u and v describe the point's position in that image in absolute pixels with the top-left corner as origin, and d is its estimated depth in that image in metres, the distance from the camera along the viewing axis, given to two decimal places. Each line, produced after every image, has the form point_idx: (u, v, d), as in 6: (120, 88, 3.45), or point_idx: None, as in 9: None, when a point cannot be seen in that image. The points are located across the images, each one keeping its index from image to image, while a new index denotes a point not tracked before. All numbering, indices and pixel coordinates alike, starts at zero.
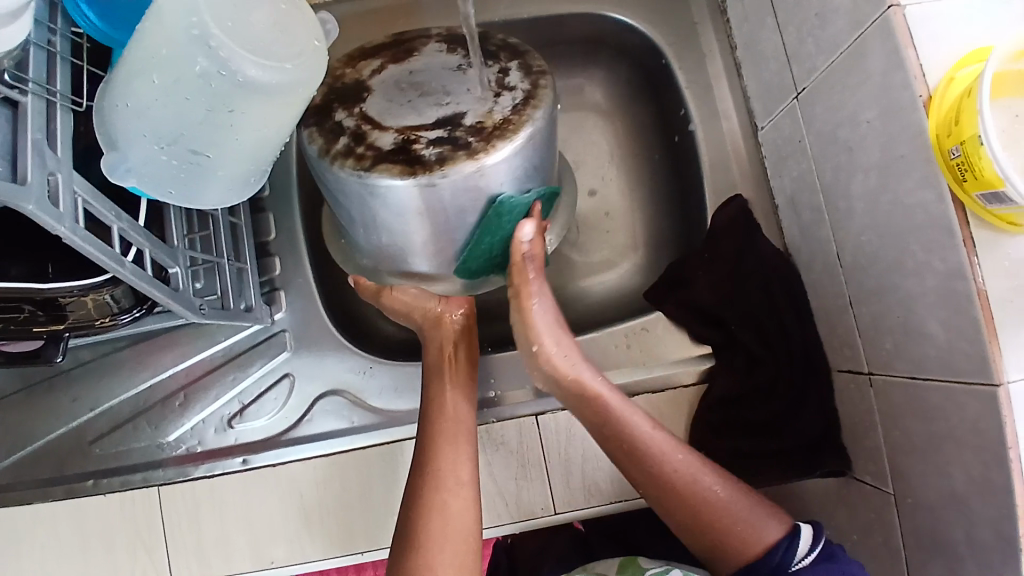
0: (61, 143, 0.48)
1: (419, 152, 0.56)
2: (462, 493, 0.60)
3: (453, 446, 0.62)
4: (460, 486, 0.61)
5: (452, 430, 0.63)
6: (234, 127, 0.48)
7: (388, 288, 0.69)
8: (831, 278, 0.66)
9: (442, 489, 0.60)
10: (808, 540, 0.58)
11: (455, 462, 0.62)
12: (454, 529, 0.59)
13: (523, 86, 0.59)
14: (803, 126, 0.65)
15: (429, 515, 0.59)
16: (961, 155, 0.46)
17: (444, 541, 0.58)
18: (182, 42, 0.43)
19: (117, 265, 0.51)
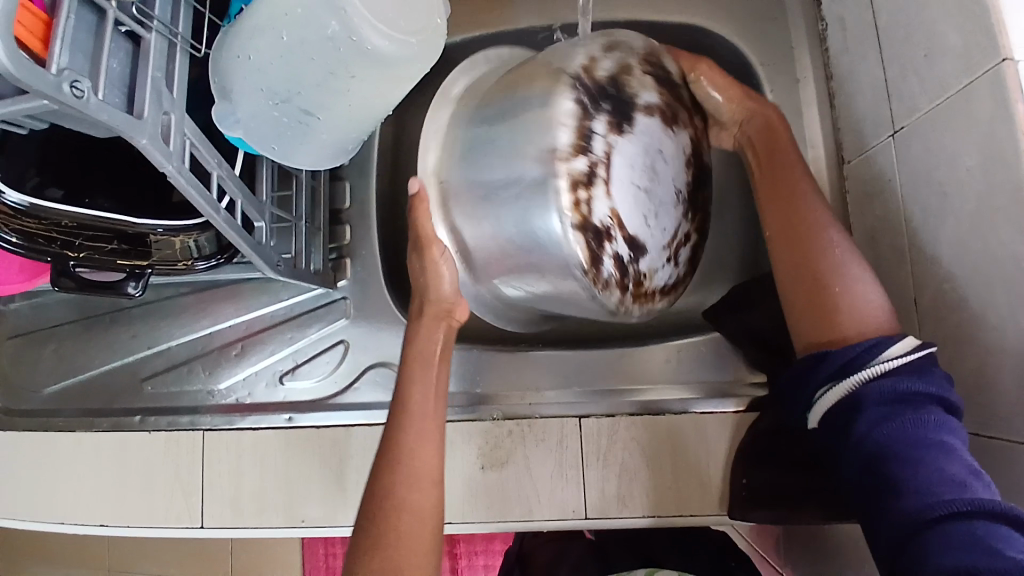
0: (177, 83, 0.49)
1: (603, 251, 0.55)
2: (429, 455, 0.55)
3: (424, 408, 0.57)
4: (426, 449, 0.55)
5: (425, 425, 0.56)
6: (348, 92, 0.49)
7: (439, 250, 0.61)
8: (903, 321, 0.64)
9: (408, 454, 0.55)
10: (905, 347, 0.51)
11: (423, 422, 0.57)
12: (416, 497, 0.53)
13: (678, 270, 0.64)
14: (895, 164, 0.64)
15: (399, 518, 0.51)
16: None
17: (408, 510, 0.52)
18: (314, 4, 0.44)
19: (213, 211, 0.53)
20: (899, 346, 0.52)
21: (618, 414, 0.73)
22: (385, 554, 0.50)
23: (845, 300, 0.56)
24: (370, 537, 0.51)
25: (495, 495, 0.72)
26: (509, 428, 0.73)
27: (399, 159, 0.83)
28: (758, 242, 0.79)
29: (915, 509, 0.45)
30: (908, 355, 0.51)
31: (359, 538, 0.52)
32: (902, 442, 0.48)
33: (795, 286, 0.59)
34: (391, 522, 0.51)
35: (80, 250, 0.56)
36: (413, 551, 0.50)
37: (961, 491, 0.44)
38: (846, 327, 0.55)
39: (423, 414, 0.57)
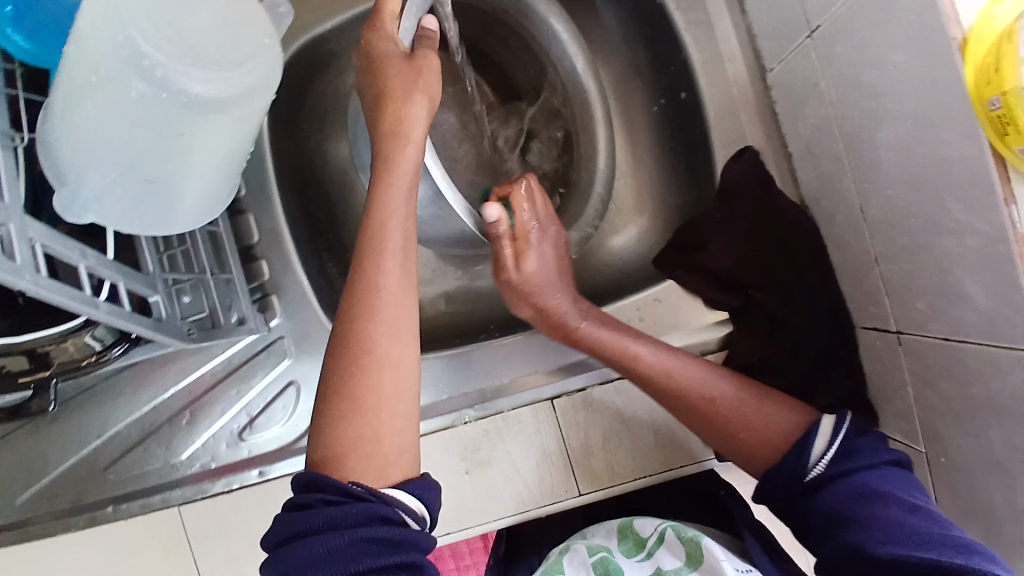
0: (7, 186, 0.43)
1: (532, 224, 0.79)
2: (402, 293, 0.53)
3: (394, 241, 0.53)
4: (397, 285, 0.53)
5: (390, 295, 0.52)
6: (190, 148, 0.43)
7: (377, 50, 0.58)
8: (854, 232, 0.61)
9: (381, 293, 0.52)
10: (825, 436, 0.57)
11: (396, 253, 0.53)
12: (390, 343, 0.51)
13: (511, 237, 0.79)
14: (818, 68, 0.59)
15: (358, 388, 0.49)
16: (1002, 106, 0.41)
17: (382, 356, 0.50)
18: (113, 66, 0.38)
19: (93, 309, 0.48)
20: (819, 440, 0.57)
21: (587, 388, 0.71)
22: (360, 408, 0.49)
23: (746, 425, 0.61)
24: (339, 388, 0.49)
25: (485, 495, 0.70)
26: (485, 428, 0.70)
27: (302, 172, 0.76)
28: (695, 172, 0.75)
29: (868, 535, 0.50)
30: (834, 424, 0.57)
31: (330, 399, 0.49)
32: (853, 492, 0.53)
33: (700, 422, 0.63)
34: (363, 372, 0.49)
35: None
36: (392, 401, 0.50)
37: (946, 529, 0.48)
38: (765, 445, 0.60)
39: (393, 248, 0.53)
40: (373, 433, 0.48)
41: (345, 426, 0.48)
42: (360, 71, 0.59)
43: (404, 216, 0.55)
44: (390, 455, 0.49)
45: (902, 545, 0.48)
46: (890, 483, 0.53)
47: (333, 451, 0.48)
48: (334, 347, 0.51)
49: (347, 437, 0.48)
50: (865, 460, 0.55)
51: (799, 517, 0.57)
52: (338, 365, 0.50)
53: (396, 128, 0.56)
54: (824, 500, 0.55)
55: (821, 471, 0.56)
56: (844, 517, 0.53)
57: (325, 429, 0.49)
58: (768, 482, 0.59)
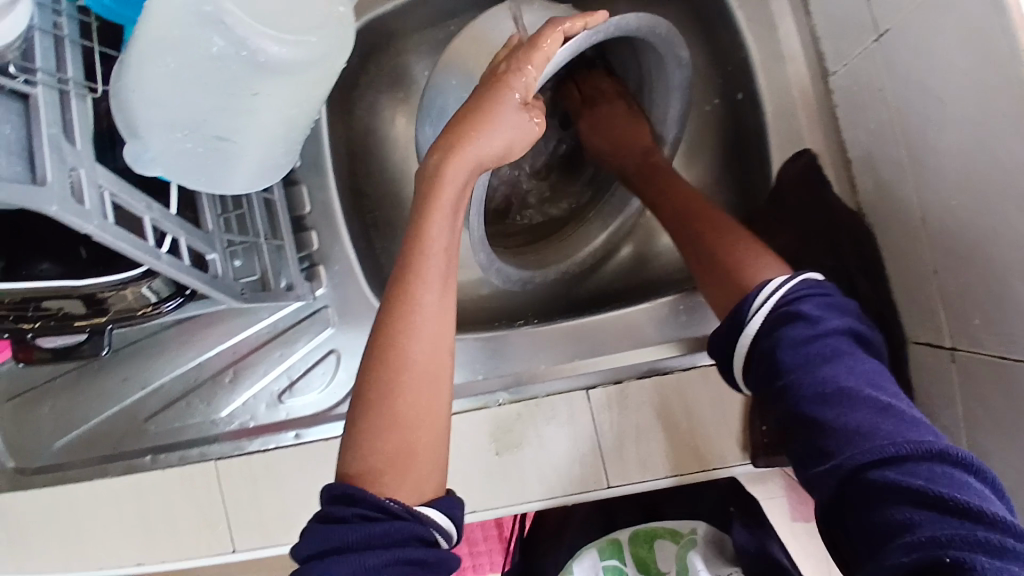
0: (79, 134, 0.45)
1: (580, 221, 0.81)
2: (443, 309, 0.53)
3: (437, 256, 0.53)
4: (438, 303, 0.53)
5: (429, 314, 0.52)
6: (260, 106, 0.45)
7: (506, 78, 0.54)
8: (910, 242, 0.59)
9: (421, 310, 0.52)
10: (764, 296, 0.53)
11: (434, 265, 0.53)
12: (426, 358, 0.52)
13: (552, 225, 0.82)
14: (884, 70, 0.57)
15: (394, 401, 0.51)
16: None
17: (417, 373, 0.52)
18: (194, 23, 0.40)
19: (154, 259, 0.50)
20: (763, 290, 0.53)
21: (625, 380, 0.70)
22: (396, 424, 0.51)
23: (727, 276, 0.58)
24: (375, 400, 0.51)
25: (512, 478, 0.71)
26: (517, 411, 0.71)
27: (356, 148, 0.78)
28: (748, 172, 0.74)
29: (853, 456, 0.44)
30: (788, 278, 0.53)
31: (366, 406, 0.51)
32: (836, 407, 0.46)
33: (707, 262, 0.60)
34: (398, 388, 0.51)
35: (35, 321, 0.52)
36: (425, 416, 0.51)
37: (920, 434, 0.44)
38: (733, 289, 0.57)
39: (436, 264, 0.53)
40: (407, 449, 0.51)
41: (383, 441, 0.50)
42: (483, 89, 0.56)
43: (450, 227, 0.54)
44: (423, 470, 0.52)
45: (895, 468, 0.42)
46: (846, 377, 0.47)
47: (370, 464, 0.50)
48: (372, 354, 0.52)
49: (383, 454, 0.50)
50: (821, 334, 0.50)
51: (771, 377, 0.50)
52: (376, 376, 0.51)
53: (474, 155, 0.54)
54: (797, 395, 0.48)
55: (764, 313, 0.52)
56: (819, 431, 0.46)
57: (360, 440, 0.51)
58: (721, 334, 0.56)
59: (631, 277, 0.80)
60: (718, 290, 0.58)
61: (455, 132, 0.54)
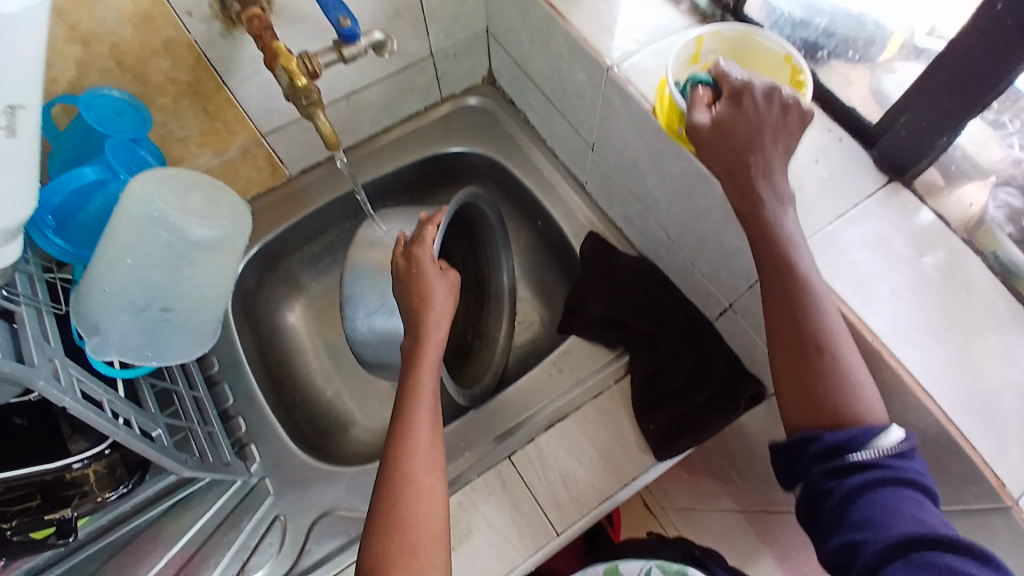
0: (52, 335, 0.60)
1: (478, 336, 1.01)
2: (431, 438, 0.70)
3: (427, 398, 0.72)
4: (429, 433, 0.70)
5: (424, 445, 0.69)
6: (192, 277, 0.63)
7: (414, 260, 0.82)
8: (673, 255, 0.85)
9: (417, 437, 0.69)
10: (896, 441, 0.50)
11: (426, 409, 0.72)
12: (423, 476, 0.67)
13: (461, 350, 1.01)
14: (606, 166, 0.89)
15: (403, 506, 0.65)
16: (685, 128, 0.67)
17: (419, 489, 0.66)
18: (143, 226, 0.59)
19: (114, 426, 0.60)
20: (886, 437, 0.50)
21: (536, 436, 0.83)
22: (409, 529, 0.63)
23: (820, 382, 0.53)
24: (388, 515, 0.64)
25: (472, 564, 0.76)
26: (459, 501, 0.80)
27: (266, 347, 0.94)
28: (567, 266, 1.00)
29: (885, 544, 0.46)
30: (891, 437, 0.50)
31: (379, 514, 0.65)
32: (879, 509, 0.47)
33: (797, 363, 0.54)
34: (405, 504, 0.65)
35: (12, 518, 0.58)
36: (427, 523, 0.64)
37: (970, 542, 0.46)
38: (827, 406, 0.52)
39: (426, 407, 0.72)
40: (409, 549, 0.62)
41: (392, 541, 0.63)
42: (404, 278, 0.82)
43: (433, 378, 0.75)
44: (426, 568, 0.62)
45: (911, 553, 0.45)
46: (905, 486, 0.48)
47: (379, 562, 0.62)
48: (382, 474, 0.68)
49: (394, 551, 0.62)
50: (900, 473, 0.49)
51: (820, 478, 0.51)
52: (386, 488, 0.66)
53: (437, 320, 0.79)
54: (869, 484, 0.49)
55: (869, 458, 0.49)
56: (850, 517, 0.48)
57: (374, 544, 0.63)
58: (807, 445, 0.52)
59: (526, 357, 1.01)
60: (829, 391, 0.52)
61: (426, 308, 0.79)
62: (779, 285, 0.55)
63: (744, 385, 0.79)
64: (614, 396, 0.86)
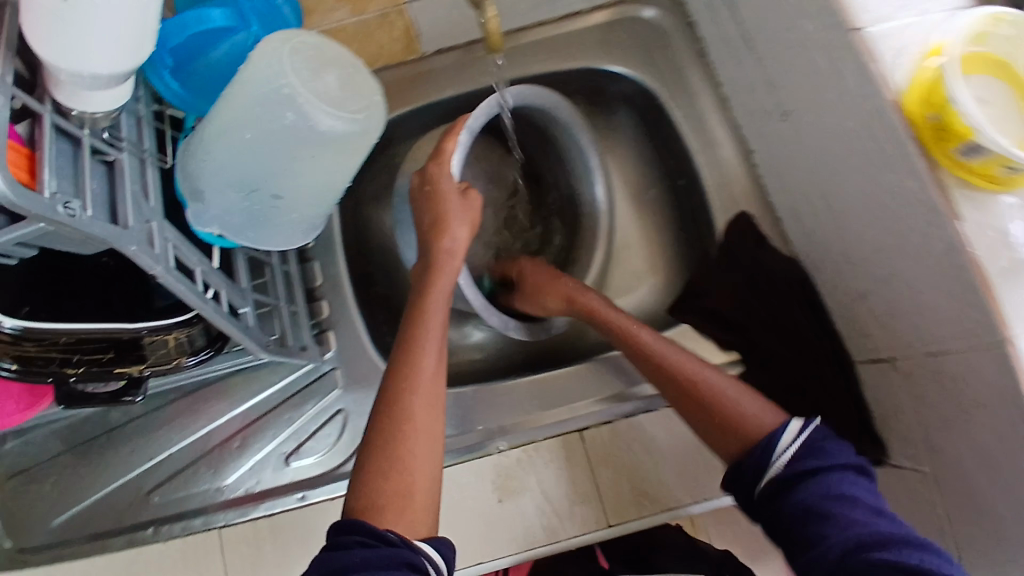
0: (152, 193, 0.55)
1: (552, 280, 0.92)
2: (435, 376, 0.62)
3: (434, 332, 0.65)
4: (433, 370, 0.63)
5: (427, 382, 0.62)
6: (309, 169, 0.56)
7: (431, 174, 0.73)
8: (840, 274, 0.71)
9: (420, 373, 0.62)
10: (795, 430, 0.59)
11: (433, 344, 0.64)
12: (422, 414, 0.60)
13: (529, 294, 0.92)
14: (795, 143, 0.73)
15: (396, 444, 0.57)
16: (939, 120, 0.53)
17: (418, 427, 0.59)
18: (269, 100, 0.51)
19: (202, 301, 0.57)
20: (787, 432, 0.59)
21: (615, 420, 0.76)
22: (400, 470, 0.56)
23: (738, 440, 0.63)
24: (380, 452, 0.57)
25: (514, 523, 0.73)
26: (518, 455, 0.75)
27: (360, 231, 0.88)
28: (702, 237, 0.87)
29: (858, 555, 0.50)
30: (802, 422, 0.60)
31: (371, 450, 0.58)
32: (854, 551, 0.50)
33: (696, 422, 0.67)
34: (402, 439, 0.58)
35: (79, 365, 0.57)
36: (423, 466, 0.57)
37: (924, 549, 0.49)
38: (731, 443, 0.64)
39: (433, 340, 0.64)
40: (403, 489, 0.56)
41: (385, 479, 0.56)
42: (423, 198, 0.74)
43: (440, 311, 0.67)
44: (418, 515, 0.55)
45: (881, 555, 0.49)
46: (844, 493, 0.55)
47: (372, 500, 0.55)
48: (378, 408, 0.60)
49: (384, 491, 0.55)
50: (832, 465, 0.57)
51: (786, 486, 0.57)
52: (381, 422, 0.59)
53: (450, 247, 0.71)
54: (808, 511, 0.54)
55: (789, 454, 0.58)
56: (815, 546, 0.53)
57: (365, 481, 0.56)
58: (734, 472, 0.62)
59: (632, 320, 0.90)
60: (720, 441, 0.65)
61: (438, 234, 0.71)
62: (682, 387, 0.69)
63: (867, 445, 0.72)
64: None
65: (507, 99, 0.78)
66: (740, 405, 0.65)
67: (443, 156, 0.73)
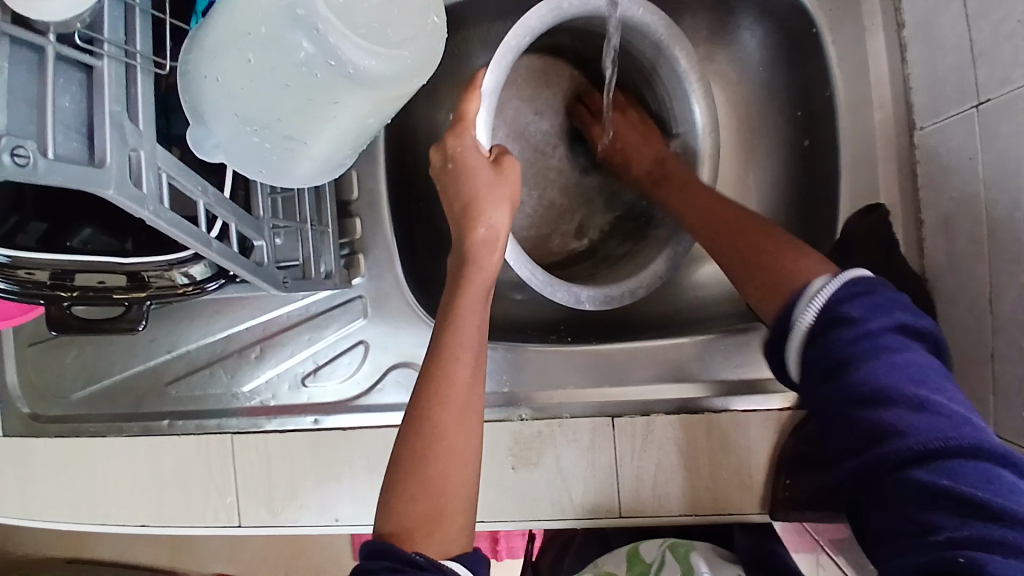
0: (142, 115, 0.44)
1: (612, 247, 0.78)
2: (473, 380, 0.51)
3: (470, 329, 0.52)
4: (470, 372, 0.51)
5: (461, 387, 0.50)
6: (334, 114, 0.42)
7: (452, 145, 0.59)
8: (974, 321, 0.58)
9: (454, 379, 0.50)
10: (835, 282, 0.50)
11: (470, 341, 0.52)
12: (454, 427, 0.48)
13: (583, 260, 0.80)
14: (979, 141, 0.56)
15: (423, 463, 0.47)
16: None
17: (448, 439, 0.48)
18: (282, 23, 0.37)
19: (203, 245, 0.48)
20: (816, 284, 0.51)
21: (654, 412, 0.69)
22: (426, 490, 0.47)
23: (771, 261, 0.55)
24: (406, 469, 0.48)
25: (525, 495, 0.69)
26: (539, 428, 0.69)
27: (408, 136, 0.77)
28: (812, 216, 0.72)
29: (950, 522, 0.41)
30: (835, 277, 0.51)
31: (397, 466, 0.48)
32: (946, 421, 0.43)
33: (742, 260, 0.58)
34: (429, 453, 0.48)
35: (72, 290, 0.53)
36: (453, 484, 0.48)
37: (959, 428, 0.43)
38: (786, 286, 0.53)
39: (470, 338, 0.52)
40: (433, 511, 0.47)
41: (412, 502, 0.47)
42: (443, 180, 0.60)
43: (481, 299, 0.54)
44: (451, 533, 0.47)
45: (933, 469, 0.42)
46: (923, 385, 0.45)
47: (399, 526, 0.47)
48: (406, 420, 0.50)
49: (412, 515, 0.46)
50: (874, 337, 0.47)
51: (822, 367, 0.49)
52: (408, 437, 0.49)
53: (485, 237, 0.56)
54: (845, 385, 0.47)
55: (822, 298, 0.50)
56: (853, 421, 0.46)
57: (389, 503, 0.48)
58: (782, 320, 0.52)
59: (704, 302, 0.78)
60: (764, 272, 0.55)
61: (467, 215, 0.56)
62: (742, 235, 0.59)
63: None
64: (767, 420, 0.67)
65: (540, 11, 0.61)
66: (749, 263, 0.57)
67: (467, 126, 0.59)
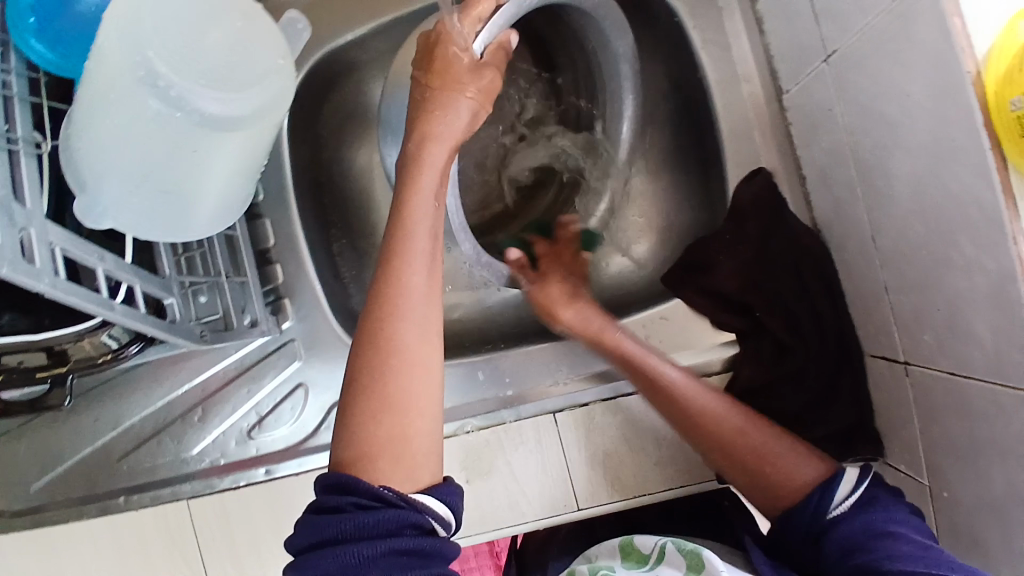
0: (28, 193, 0.45)
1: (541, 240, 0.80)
2: (426, 295, 0.50)
3: (421, 239, 0.51)
4: (422, 287, 0.50)
5: (411, 304, 0.49)
6: (203, 162, 0.45)
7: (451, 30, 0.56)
8: (865, 259, 0.61)
9: (405, 294, 0.49)
10: (847, 483, 0.53)
11: (422, 246, 0.51)
12: (414, 343, 0.48)
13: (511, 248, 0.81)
14: (835, 93, 0.59)
15: (381, 382, 0.46)
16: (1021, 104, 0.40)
17: (406, 356, 0.47)
18: (130, 84, 0.40)
19: (108, 309, 0.49)
20: (842, 484, 0.53)
21: (592, 403, 0.70)
22: (389, 408, 0.45)
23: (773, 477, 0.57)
24: (366, 390, 0.46)
25: (484, 506, 0.69)
26: (487, 438, 0.70)
27: (320, 177, 0.79)
28: (711, 190, 0.75)
29: None
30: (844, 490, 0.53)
31: (354, 391, 0.46)
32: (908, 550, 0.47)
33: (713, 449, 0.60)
34: (388, 372, 0.46)
35: None
36: (412, 401, 0.46)
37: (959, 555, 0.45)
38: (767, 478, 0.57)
39: (421, 248, 0.51)
40: (399, 432, 0.45)
41: (374, 424, 0.45)
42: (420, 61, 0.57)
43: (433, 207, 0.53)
44: (417, 458, 0.46)
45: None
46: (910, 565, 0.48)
47: (358, 451, 0.44)
48: (358, 341, 0.48)
49: (376, 437, 0.45)
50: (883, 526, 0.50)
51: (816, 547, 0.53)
52: (363, 358, 0.47)
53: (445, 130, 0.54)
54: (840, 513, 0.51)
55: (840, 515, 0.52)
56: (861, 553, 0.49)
57: (347, 428, 0.46)
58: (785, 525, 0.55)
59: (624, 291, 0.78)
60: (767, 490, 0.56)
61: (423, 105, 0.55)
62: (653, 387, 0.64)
63: (860, 446, 0.63)
64: None
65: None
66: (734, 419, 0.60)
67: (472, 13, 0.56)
